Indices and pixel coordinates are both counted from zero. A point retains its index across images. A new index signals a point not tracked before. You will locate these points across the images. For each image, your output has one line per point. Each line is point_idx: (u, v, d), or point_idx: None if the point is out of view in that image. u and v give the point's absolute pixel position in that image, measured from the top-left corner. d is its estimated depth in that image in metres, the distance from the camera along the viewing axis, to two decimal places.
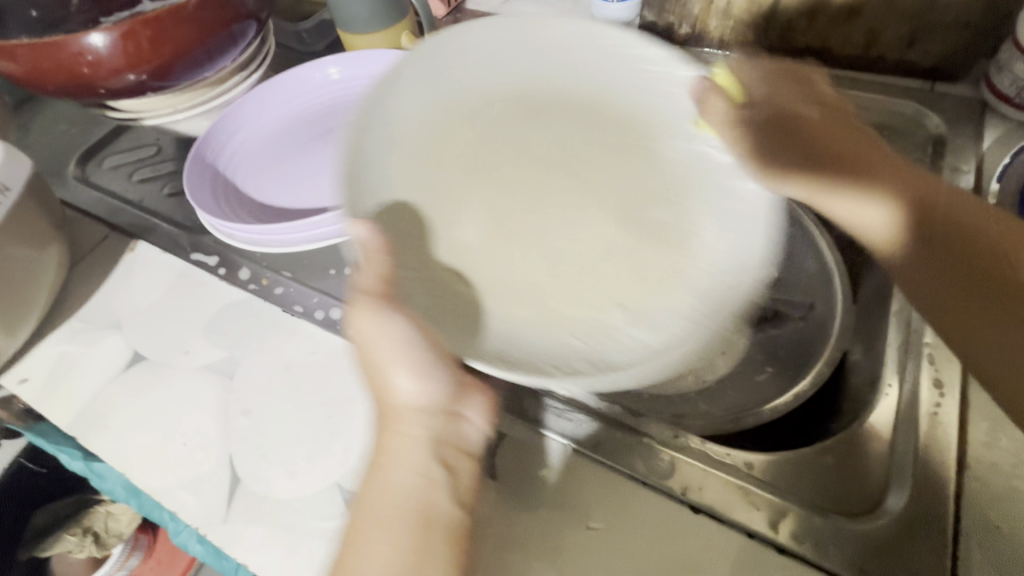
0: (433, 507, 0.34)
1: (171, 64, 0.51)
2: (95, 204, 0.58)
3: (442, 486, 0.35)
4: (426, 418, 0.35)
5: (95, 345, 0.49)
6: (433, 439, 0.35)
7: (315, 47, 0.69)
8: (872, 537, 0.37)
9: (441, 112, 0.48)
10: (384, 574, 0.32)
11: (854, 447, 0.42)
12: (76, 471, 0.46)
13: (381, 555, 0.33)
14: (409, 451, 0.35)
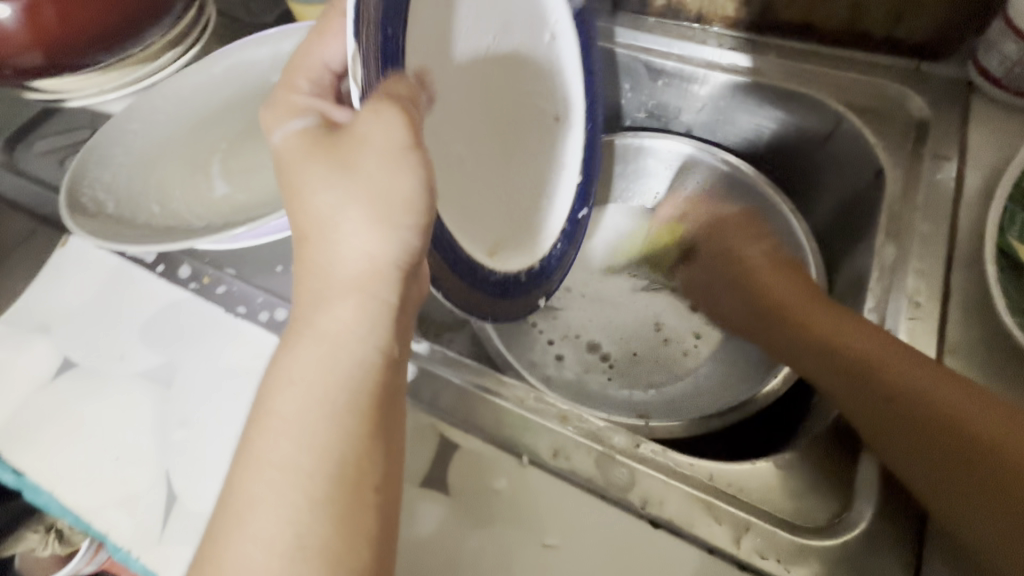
0: (349, 357, 0.29)
1: (85, 41, 0.45)
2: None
3: (370, 329, 0.30)
4: (383, 277, 0.30)
5: (23, 352, 0.46)
6: (391, 307, 0.30)
7: (264, 19, 0.64)
8: (852, 555, 0.32)
9: (199, 128, 0.50)
10: (279, 531, 0.26)
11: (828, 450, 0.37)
12: (9, 485, 0.42)
13: (275, 510, 0.26)
14: (339, 297, 0.29)
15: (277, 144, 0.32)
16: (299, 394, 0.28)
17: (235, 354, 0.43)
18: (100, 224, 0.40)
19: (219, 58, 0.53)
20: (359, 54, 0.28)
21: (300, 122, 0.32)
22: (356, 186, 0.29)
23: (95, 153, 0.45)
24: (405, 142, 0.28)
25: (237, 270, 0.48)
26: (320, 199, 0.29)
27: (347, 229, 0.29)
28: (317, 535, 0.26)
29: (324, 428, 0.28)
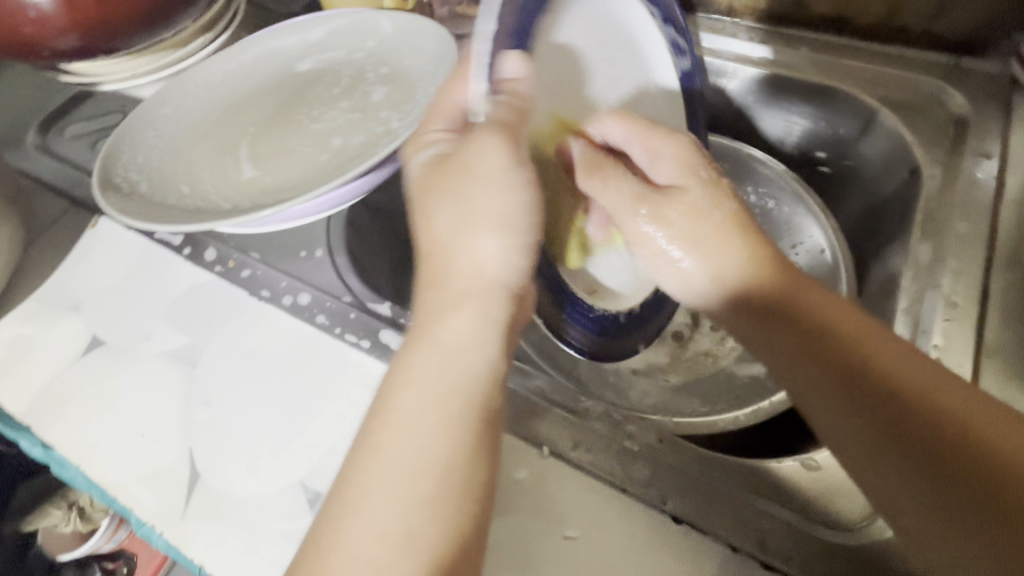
0: (467, 364, 0.29)
1: (119, 25, 0.46)
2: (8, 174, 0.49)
3: (488, 337, 0.30)
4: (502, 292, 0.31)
5: (53, 329, 0.47)
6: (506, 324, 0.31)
7: (292, 7, 0.64)
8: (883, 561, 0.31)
9: (226, 113, 0.50)
10: (389, 530, 0.25)
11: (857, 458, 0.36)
12: (36, 459, 0.43)
13: (387, 508, 0.26)
14: (454, 308, 0.30)
15: (409, 172, 0.36)
16: (416, 395, 0.28)
17: (258, 336, 0.44)
18: (130, 203, 0.41)
19: (249, 45, 0.54)
20: (489, 92, 0.32)
21: (429, 150, 0.35)
22: (471, 207, 0.32)
23: (127, 135, 0.46)
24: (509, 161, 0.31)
25: (261, 254, 0.48)
26: (438, 222, 0.32)
27: (478, 244, 0.31)
28: (428, 532, 0.25)
29: (441, 434, 0.27)
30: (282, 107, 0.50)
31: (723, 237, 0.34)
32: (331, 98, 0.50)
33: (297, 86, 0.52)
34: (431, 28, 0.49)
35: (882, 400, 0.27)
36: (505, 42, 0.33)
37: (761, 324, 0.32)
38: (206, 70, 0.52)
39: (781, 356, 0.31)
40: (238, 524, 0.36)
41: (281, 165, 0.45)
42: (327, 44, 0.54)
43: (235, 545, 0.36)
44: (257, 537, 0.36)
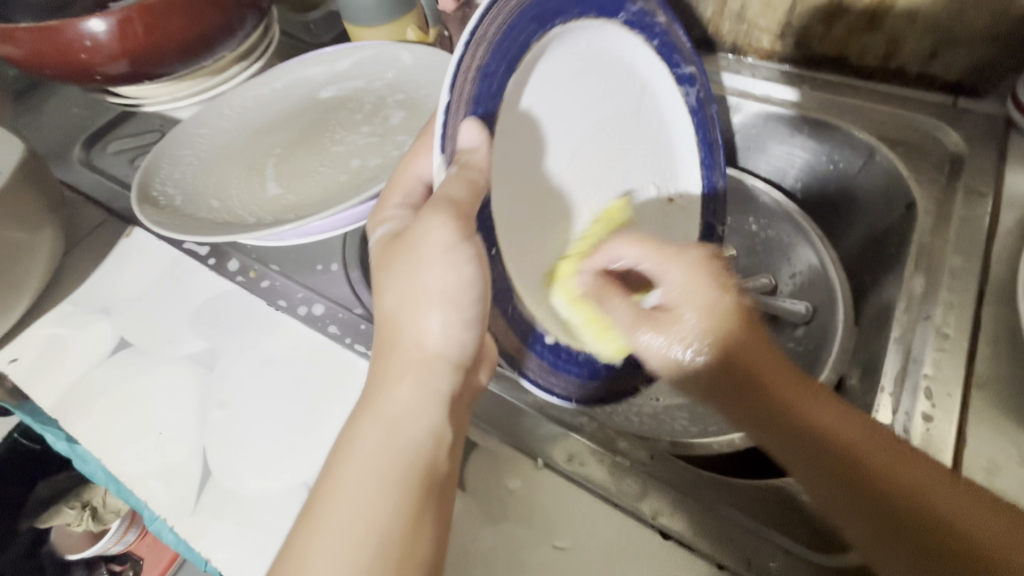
0: (410, 441, 0.32)
1: (164, 54, 0.50)
2: (54, 185, 0.53)
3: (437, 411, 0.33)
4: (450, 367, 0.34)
5: (85, 329, 0.50)
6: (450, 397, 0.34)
7: (322, 39, 0.69)
8: None
9: (254, 134, 0.54)
10: None
11: None
12: (62, 452, 0.48)
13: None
14: (399, 378, 0.33)
15: (375, 236, 0.37)
16: (359, 467, 0.31)
17: (273, 343, 0.46)
18: (163, 214, 0.44)
19: (283, 74, 0.58)
20: (445, 164, 0.30)
21: (390, 222, 0.37)
22: (415, 290, 0.33)
23: (163, 151, 0.50)
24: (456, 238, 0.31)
25: (280, 266, 0.51)
26: (388, 299, 0.34)
27: (428, 318, 0.33)
28: (376, 535, 0.29)
29: (376, 500, 0.30)
30: (307, 130, 0.54)
31: (708, 298, 0.33)
32: (353, 123, 0.53)
33: (322, 111, 0.56)
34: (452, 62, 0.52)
35: (902, 522, 0.29)
36: (466, 115, 0.31)
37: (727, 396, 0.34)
38: (240, 95, 0.56)
39: (801, 455, 0.31)
40: (245, 521, 0.38)
41: (302, 182, 0.48)
42: (353, 74, 0.58)
43: (241, 541, 0.37)
44: (262, 534, 0.37)
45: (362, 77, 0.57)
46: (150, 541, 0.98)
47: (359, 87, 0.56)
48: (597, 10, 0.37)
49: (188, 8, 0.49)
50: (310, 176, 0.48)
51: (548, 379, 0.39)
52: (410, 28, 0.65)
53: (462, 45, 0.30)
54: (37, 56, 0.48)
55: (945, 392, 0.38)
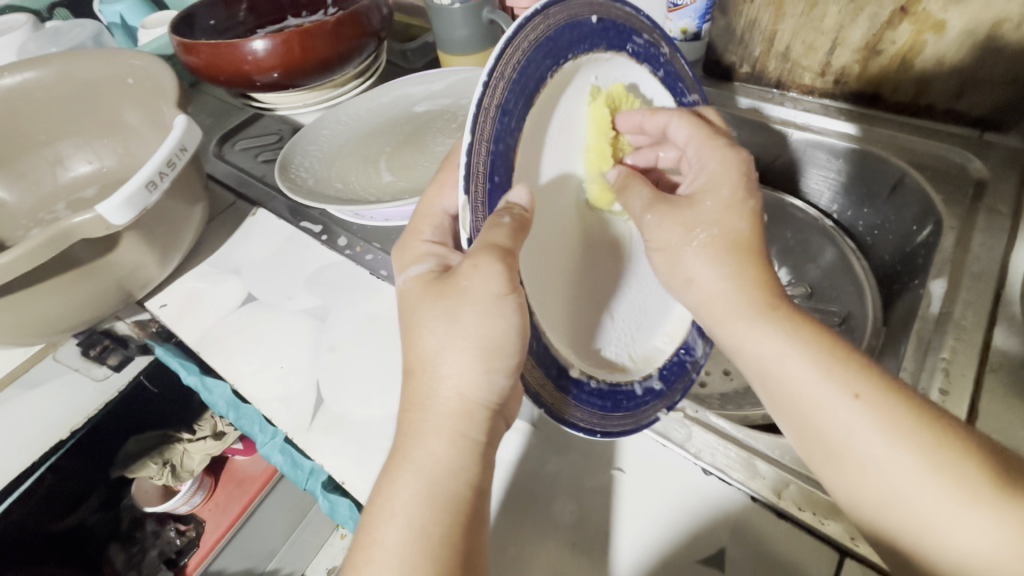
0: (455, 489, 0.34)
1: (307, 68, 0.62)
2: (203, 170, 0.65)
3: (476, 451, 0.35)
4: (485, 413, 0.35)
5: (218, 286, 0.60)
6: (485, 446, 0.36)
7: (418, 65, 0.81)
8: None
9: (366, 136, 0.65)
10: None
11: None
12: (192, 385, 0.57)
13: None
14: (435, 430, 0.34)
15: (400, 283, 0.40)
16: (400, 524, 0.32)
17: (375, 304, 0.56)
18: (300, 190, 0.54)
19: (390, 90, 0.70)
20: (469, 203, 0.33)
21: (423, 267, 0.39)
22: (456, 337, 0.34)
23: (296, 145, 0.61)
24: (504, 292, 0.33)
25: (381, 244, 0.61)
26: (425, 344, 0.36)
27: (458, 364, 0.35)
28: (439, 529, 0.32)
29: (421, 554, 0.31)
30: (409, 134, 0.64)
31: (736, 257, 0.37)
32: (448, 130, 0.63)
33: (421, 120, 0.66)
34: None
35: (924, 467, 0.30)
36: (489, 152, 0.33)
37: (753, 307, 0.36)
38: (355, 105, 0.68)
39: (784, 339, 0.34)
40: (353, 438, 0.46)
41: (407, 174, 0.58)
42: (448, 93, 0.69)
43: (348, 452, 0.46)
44: (367, 448, 0.46)
45: (455, 95, 0.68)
46: (213, 505, 1.10)
47: (453, 103, 0.67)
48: (607, 46, 0.42)
49: (332, 34, 0.61)
50: (415, 170, 0.58)
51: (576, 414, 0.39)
52: None
53: (480, 87, 0.32)
54: (212, 65, 0.61)
55: (961, 373, 0.43)
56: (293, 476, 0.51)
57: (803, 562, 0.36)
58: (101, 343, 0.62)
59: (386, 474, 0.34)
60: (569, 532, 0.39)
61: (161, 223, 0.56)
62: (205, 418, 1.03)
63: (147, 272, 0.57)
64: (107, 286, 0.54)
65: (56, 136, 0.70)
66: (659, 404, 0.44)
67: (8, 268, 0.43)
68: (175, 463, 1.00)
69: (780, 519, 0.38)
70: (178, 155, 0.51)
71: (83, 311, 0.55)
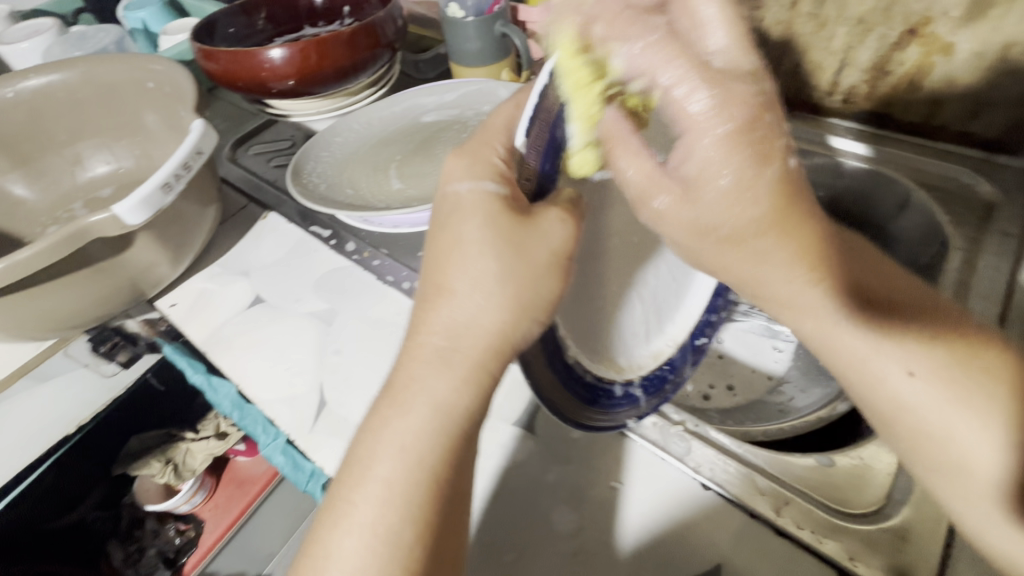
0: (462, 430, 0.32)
1: (323, 77, 0.63)
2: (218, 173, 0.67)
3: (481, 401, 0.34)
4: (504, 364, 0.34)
5: (228, 287, 0.61)
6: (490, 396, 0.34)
7: (430, 75, 0.83)
8: (889, 541, 0.36)
9: (377, 143, 0.66)
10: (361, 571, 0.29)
11: (865, 473, 0.41)
12: (197, 384, 0.58)
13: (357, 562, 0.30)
14: (446, 365, 0.32)
15: (461, 195, 0.35)
16: (399, 458, 0.31)
17: (382, 309, 0.56)
18: (313, 196, 0.55)
19: (402, 100, 0.71)
20: (529, 145, 0.35)
21: (489, 185, 0.34)
22: (515, 269, 0.33)
23: (309, 150, 0.62)
24: (563, 249, 0.34)
25: (389, 250, 0.62)
26: (455, 282, 0.34)
27: (485, 296, 0.33)
28: (431, 468, 0.31)
29: (413, 492, 0.30)
30: (420, 142, 0.65)
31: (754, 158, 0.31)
32: (458, 139, 0.64)
33: (432, 129, 0.67)
34: None
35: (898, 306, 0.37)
36: (557, 105, 0.35)
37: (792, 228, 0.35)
38: (369, 114, 0.69)
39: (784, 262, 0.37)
40: None
41: (417, 181, 0.58)
42: (459, 104, 0.70)
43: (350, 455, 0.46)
44: None
45: (465, 106, 0.69)
46: (213, 506, 1.11)
47: (463, 114, 0.68)
48: None
49: (348, 44, 0.62)
50: (423, 178, 0.59)
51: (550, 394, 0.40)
52: (505, 70, 0.78)
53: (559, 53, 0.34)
54: (231, 72, 0.62)
55: None
56: (295, 477, 0.52)
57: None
58: (112, 340, 0.62)
59: (391, 393, 0.33)
60: (567, 542, 0.39)
61: (175, 224, 0.57)
62: (209, 417, 1.04)
63: (159, 271, 0.58)
64: (120, 285, 0.55)
65: (77, 137, 0.72)
66: (631, 411, 0.44)
67: (25, 264, 0.44)
68: (178, 461, 1.01)
69: (779, 537, 0.38)
70: (194, 158, 0.52)
71: (96, 308, 0.56)
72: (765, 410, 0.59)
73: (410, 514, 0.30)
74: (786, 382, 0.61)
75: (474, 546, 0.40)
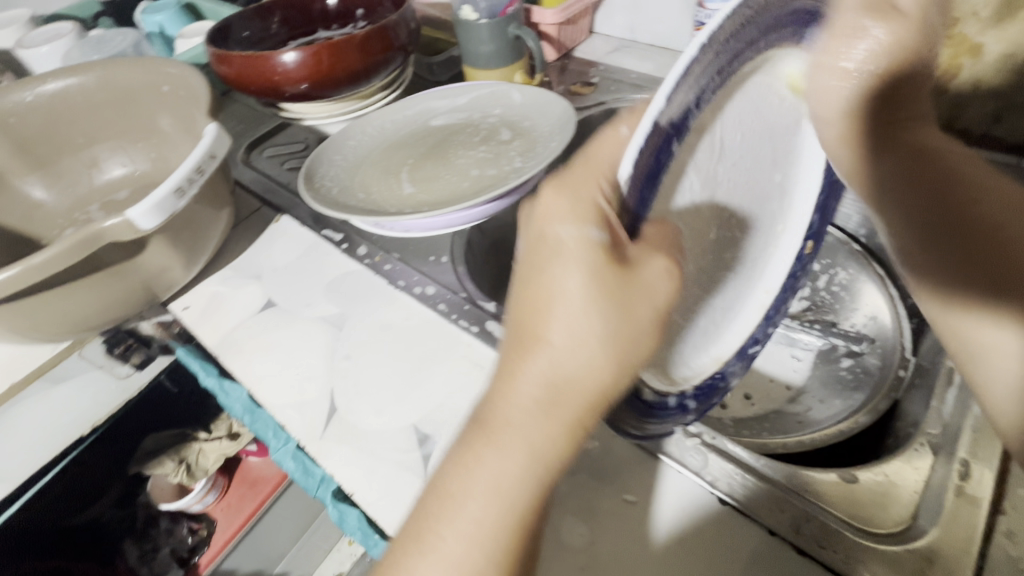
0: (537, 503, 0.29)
1: (335, 80, 0.63)
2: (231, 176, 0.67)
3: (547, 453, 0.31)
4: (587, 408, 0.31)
5: (240, 290, 0.61)
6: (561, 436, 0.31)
7: (443, 78, 0.83)
8: (917, 562, 0.35)
9: (389, 147, 0.66)
10: None
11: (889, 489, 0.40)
12: (209, 387, 0.58)
13: None
14: (524, 432, 0.29)
15: (563, 240, 0.29)
16: (470, 518, 0.29)
17: (392, 314, 0.56)
18: (326, 200, 0.55)
19: (414, 103, 0.71)
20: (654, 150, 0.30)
21: (593, 232, 0.29)
22: (608, 344, 0.29)
23: (320, 153, 0.62)
24: (664, 306, 0.31)
25: (400, 254, 0.61)
26: (554, 336, 0.30)
27: (579, 359, 0.29)
28: (501, 528, 0.29)
29: (478, 556, 0.28)
30: (432, 146, 0.65)
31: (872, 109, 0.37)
32: (470, 143, 0.64)
33: (444, 133, 0.67)
34: (557, 101, 0.63)
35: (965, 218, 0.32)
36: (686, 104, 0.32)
37: (875, 147, 0.38)
38: (381, 117, 0.69)
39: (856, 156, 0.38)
40: (365, 449, 0.46)
41: (429, 186, 0.58)
42: (472, 107, 0.69)
43: (359, 463, 0.45)
44: (377, 460, 0.45)
45: (478, 110, 0.69)
46: (224, 505, 1.11)
47: (475, 117, 0.68)
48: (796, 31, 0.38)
49: (361, 47, 0.62)
50: (435, 181, 0.58)
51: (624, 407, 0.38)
52: (517, 72, 0.77)
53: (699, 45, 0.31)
54: (244, 76, 0.62)
55: None
56: (304, 482, 0.52)
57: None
58: (125, 342, 0.63)
59: (460, 449, 0.30)
60: (578, 556, 0.38)
61: (189, 228, 0.57)
62: (221, 418, 1.05)
63: (172, 274, 0.58)
64: (134, 287, 0.56)
65: (93, 139, 0.73)
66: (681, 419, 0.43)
67: (40, 268, 0.44)
68: (190, 462, 1.01)
69: (800, 556, 0.36)
70: (208, 162, 0.52)
71: (110, 311, 0.56)
72: (783, 421, 0.57)
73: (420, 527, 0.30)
74: (805, 393, 0.59)
75: None
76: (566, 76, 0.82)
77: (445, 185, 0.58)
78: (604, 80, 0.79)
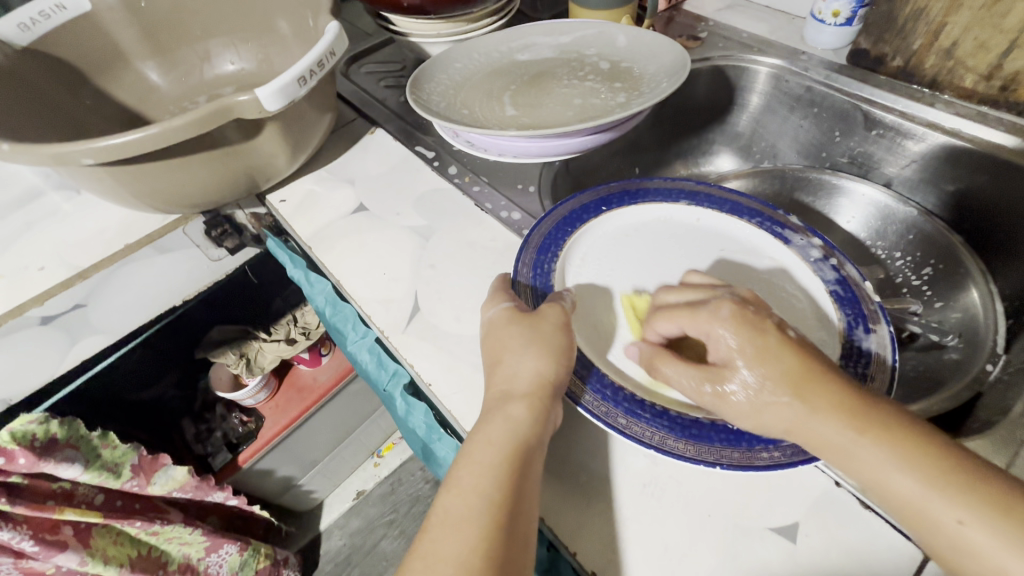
0: (527, 442, 0.39)
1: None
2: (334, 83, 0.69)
3: (542, 420, 0.40)
4: (549, 395, 0.41)
5: (334, 192, 0.64)
6: (543, 411, 0.40)
7: (546, 15, 0.82)
8: None
9: (489, 71, 0.66)
10: (450, 549, 0.34)
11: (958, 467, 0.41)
12: (295, 278, 0.62)
13: (449, 541, 0.35)
14: (519, 411, 0.40)
15: (516, 375, 0.41)
16: (481, 461, 0.38)
17: (477, 232, 0.57)
18: (430, 111, 0.56)
19: (517, 33, 0.70)
20: (520, 290, 0.48)
21: (505, 304, 0.46)
22: (528, 374, 0.41)
23: (424, 68, 0.63)
24: (533, 439, 0.39)
25: (490, 179, 0.63)
26: (510, 366, 0.42)
27: (517, 367, 0.41)
28: (496, 467, 0.37)
29: (485, 475, 0.37)
30: (533, 76, 0.65)
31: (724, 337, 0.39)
32: (572, 77, 0.63)
33: (546, 65, 0.66)
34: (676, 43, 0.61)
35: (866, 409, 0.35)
36: (527, 277, 0.49)
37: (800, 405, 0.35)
38: (484, 43, 0.69)
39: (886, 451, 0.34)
40: (443, 348, 0.49)
41: (530, 113, 0.58)
42: (577, 44, 0.69)
43: (436, 360, 0.48)
44: (454, 359, 0.48)
45: (582, 47, 0.68)
46: (273, 405, 1.18)
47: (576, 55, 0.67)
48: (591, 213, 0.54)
49: None
50: (534, 109, 0.59)
51: (655, 434, 0.39)
52: (624, 17, 0.76)
53: (516, 258, 0.49)
54: None
55: None
56: (376, 375, 0.55)
57: (882, 552, 0.36)
58: (222, 227, 0.67)
59: (476, 426, 0.40)
60: (641, 474, 0.41)
61: (298, 122, 0.60)
62: (281, 322, 1.10)
63: (275, 165, 0.61)
64: (240, 171, 0.59)
65: (209, 33, 0.76)
66: None
67: (174, 132, 0.47)
68: (250, 357, 1.08)
69: (867, 511, 0.38)
70: (328, 58, 0.54)
71: (217, 190, 0.60)
72: None
73: (487, 495, 0.36)
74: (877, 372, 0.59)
75: (547, 458, 0.42)
76: (672, 27, 0.80)
77: (543, 112, 0.58)
78: (712, 36, 0.77)
